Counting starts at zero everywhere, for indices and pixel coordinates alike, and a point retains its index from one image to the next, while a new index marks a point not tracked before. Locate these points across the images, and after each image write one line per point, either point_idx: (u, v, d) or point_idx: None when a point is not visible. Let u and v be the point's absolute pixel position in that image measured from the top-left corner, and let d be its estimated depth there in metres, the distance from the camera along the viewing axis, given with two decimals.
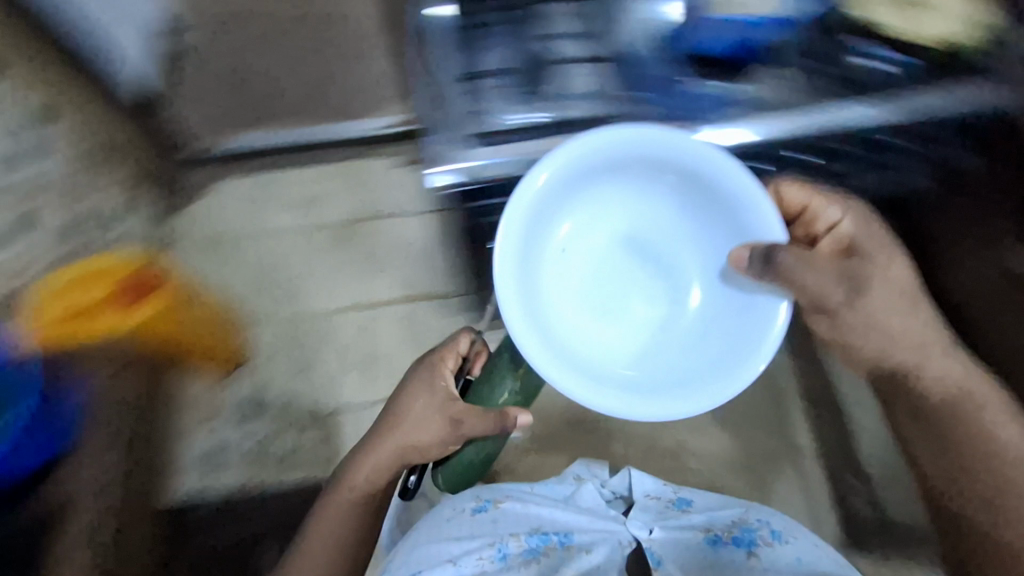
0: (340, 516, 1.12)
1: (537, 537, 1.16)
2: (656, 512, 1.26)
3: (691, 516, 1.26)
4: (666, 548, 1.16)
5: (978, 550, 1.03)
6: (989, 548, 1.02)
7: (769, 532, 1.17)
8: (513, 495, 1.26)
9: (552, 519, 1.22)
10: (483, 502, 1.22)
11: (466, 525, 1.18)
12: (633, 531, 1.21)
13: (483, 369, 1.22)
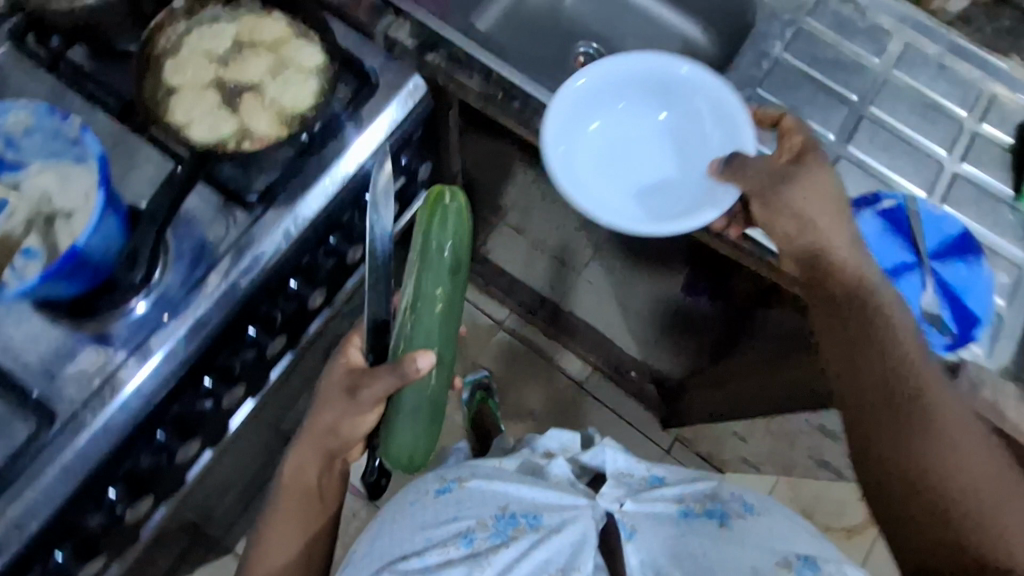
0: (280, 532, 0.94)
1: (506, 521, 0.89)
2: (618, 494, 0.95)
3: (675, 496, 0.96)
4: (636, 520, 0.90)
5: (880, 445, 0.79)
6: (885, 441, 0.78)
7: (745, 509, 0.92)
8: (482, 470, 0.99)
9: (519, 503, 0.92)
10: (449, 484, 0.97)
11: (429, 515, 0.91)
12: (600, 502, 0.93)
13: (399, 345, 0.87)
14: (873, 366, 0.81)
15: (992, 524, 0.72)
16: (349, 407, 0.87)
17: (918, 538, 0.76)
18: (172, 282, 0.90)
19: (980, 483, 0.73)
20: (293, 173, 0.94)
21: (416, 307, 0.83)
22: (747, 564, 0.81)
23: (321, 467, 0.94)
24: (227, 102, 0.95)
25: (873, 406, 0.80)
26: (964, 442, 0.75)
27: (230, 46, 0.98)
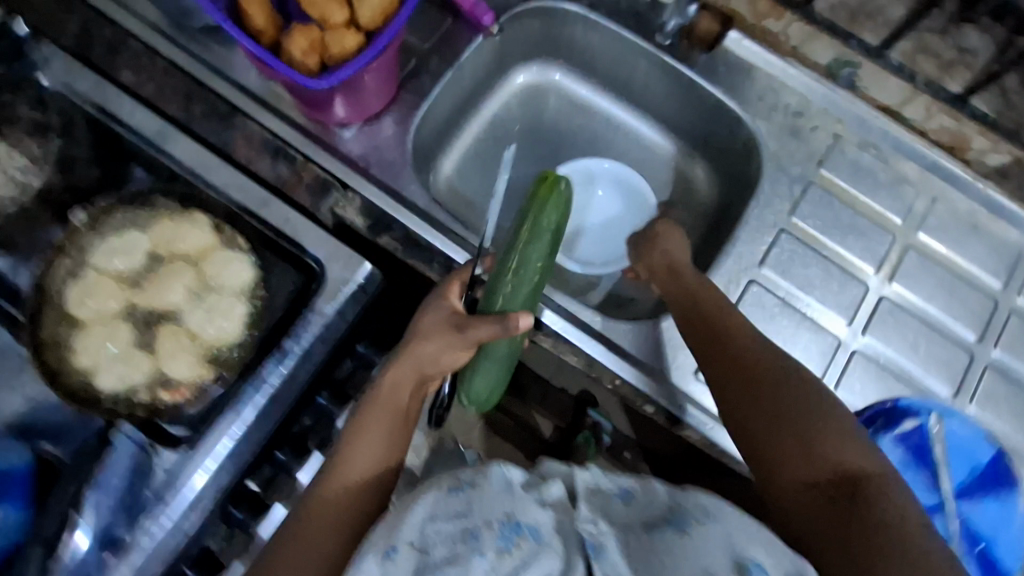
0: (369, 441, 0.59)
1: (509, 527, 0.47)
2: (598, 508, 0.50)
3: (635, 513, 0.50)
4: (625, 538, 0.47)
5: (760, 436, 0.55)
6: (773, 433, 0.55)
7: (706, 518, 0.48)
8: (489, 467, 0.52)
9: (526, 512, 0.48)
10: (462, 479, 0.52)
11: (444, 509, 0.49)
12: (579, 524, 0.48)
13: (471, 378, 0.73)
14: (734, 347, 0.60)
15: (866, 468, 0.52)
16: (453, 341, 0.61)
17: (817, 519, 0.51)
18: (127, 456, 0.59)
19: (829, 435, 0.53)
20: (235, 343, 0.62)
21: (519, 254, 0.61)
22: (700, 566, 0.44)
23: (399, 412, 0.61)
24: (137, 342, 0.62)
25: (758, 392, 0.57)
26: (808, 420, 0.54)
27: (145, 261, 0.63)
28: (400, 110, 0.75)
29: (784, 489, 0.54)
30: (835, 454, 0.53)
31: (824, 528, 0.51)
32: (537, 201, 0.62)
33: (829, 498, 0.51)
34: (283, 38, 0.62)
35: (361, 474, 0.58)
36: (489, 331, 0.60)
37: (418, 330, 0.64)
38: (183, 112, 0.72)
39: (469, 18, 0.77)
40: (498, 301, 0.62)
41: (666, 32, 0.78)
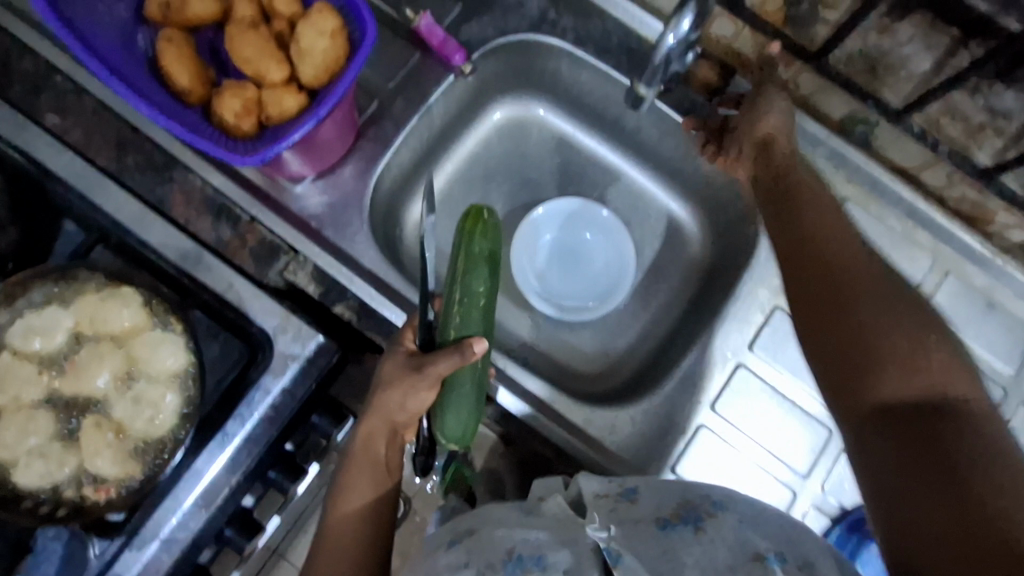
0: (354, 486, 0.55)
1: (512, 563, 0.46)
2: (607, 515, 0.49)
3: (647, 508, 0.50)
4: (634, 540, 0.46)
5: (825, 325, 0.49)
6: (848, 317, 0.48)
7: (716, 510, 0.48)
8: (492, 515, 0.52)
9: (531, 541, 0.47)
10: (462, 530, 0.53)
11: (445, 562, 0.49)
12: (590, 531, 0.46)
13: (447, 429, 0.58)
14: (825, 253, 0.52)
15: (956, 395, 0.44)
16: (416, 383, 0.54)
17: (889, 443, 0.43)
18: (58, 553, 0.54)
19: (921, 372, 0.44)
20: (168, 435, 0.58)
21: (463, 281, 0.55)
22: (722, 564, 0.43)
23: (379, 464, 0.56)
24: (58, 434, 0.56)
25: (842, 288, 0.49)
26: (903, 350, 0.45)
27: (68, 340, 0.58)
28: (359, 160, 0.68)
29: (845, 386, 0.47)
30: (924, 384, 0.44)
31: (919, 476, 0.41)
32: (465, 237, 0.56)
33: (916, 419, 0.43)
34: (213, 97, 0.54)
35: (356, 514, 0.55)
36: (449, 362, 0.52)
37: (381, 377, 0.57)
38: (114, 162, 0.65)
39: (438, 55, 0.68)
40: (450, 335, 0.55)
41: (641, 107, 0.64)
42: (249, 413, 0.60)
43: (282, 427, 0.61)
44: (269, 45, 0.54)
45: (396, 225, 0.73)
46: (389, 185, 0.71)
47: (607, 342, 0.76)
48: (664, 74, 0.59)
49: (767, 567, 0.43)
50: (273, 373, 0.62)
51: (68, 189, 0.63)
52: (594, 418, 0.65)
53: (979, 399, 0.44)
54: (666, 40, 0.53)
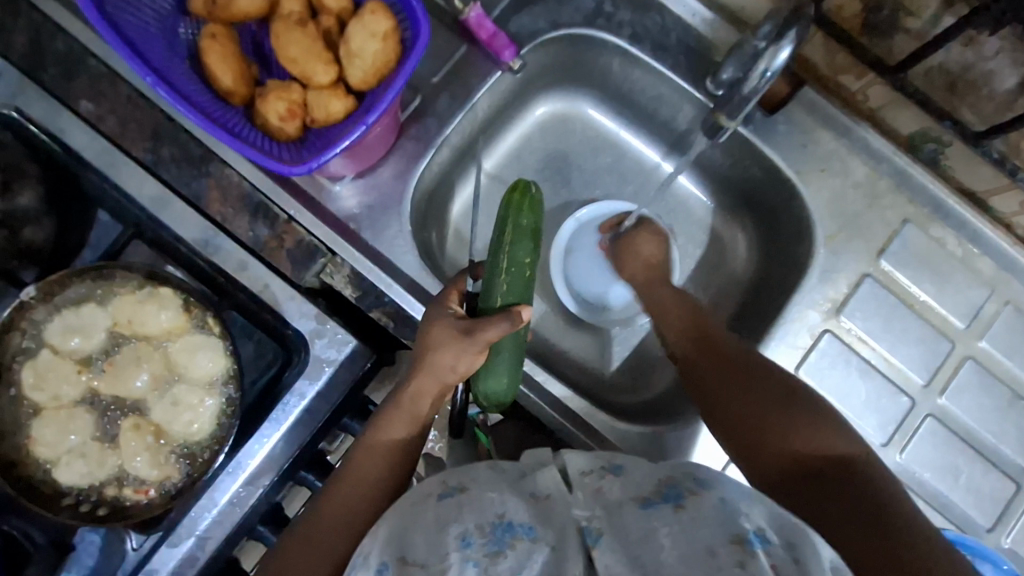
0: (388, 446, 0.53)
1: (501, 529, 0.42)
2: (592, 495, 0.45)
3: (632, 488, 0.45)
4: (622, 521, 0.42)
5: (733, 404, 0.54)
6: (742, 399, 0.54)
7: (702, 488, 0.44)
8: (479, 477, 0.48)
9: (521, 509, 0.43)
10: (450, 484, 0.47)
11: (433, 518, 0.44)
12: (575, 510, 0.44)
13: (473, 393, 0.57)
14: (706, 335, 0.59)
15: (841, 451, 0.49)
16: (465, 349, 0.51)
17: (803, 495, 0.48)
18: (98, 541, 0.60)
19: (804, 425, 0.50)
20: (204, 441, 0.58)
21: (510, 247, 0.53)
22: (701, 545, 0.39)
23: (417, 424, 0.54)
24: (98, 433, 0.57)
25: (735, 373, 0.55)
26: (772, 411, 0.52)
27: (106, 340, 0.58)
28: (399, 159, 0.65)
29: (758, 454, 0.51)
30: (821, 445, 0.50)
31: (842, 521, 0.45)
32: (511, 208, 0.55)
33: (818, 475, 0.48)
34: (258, 97, 0.53)
35: (386, 465, 0.52)
36: (498, 330, 0.50)
37: (428, 341, 0.53)
38: (149, 153, 0.62)
39: (486, 49, 0.64)
40: (495, 302, 0.53)
41: (719, 138, 0.63)
42: (284, 417, 0.59)
43: (315, 432, 0.61)
44: (316, 46, 0.52)
45: (433, 226, 0.71)
46: (429, 182, 0.68)
47: (646, 351, 0.74)
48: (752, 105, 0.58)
49: (748, 550, 0.38)
50: (309, 378, 0.60)
51: (104, 181, 0.61)
52: (629, 434, 0.63)
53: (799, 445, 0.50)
54: (765, 68, 0.53)
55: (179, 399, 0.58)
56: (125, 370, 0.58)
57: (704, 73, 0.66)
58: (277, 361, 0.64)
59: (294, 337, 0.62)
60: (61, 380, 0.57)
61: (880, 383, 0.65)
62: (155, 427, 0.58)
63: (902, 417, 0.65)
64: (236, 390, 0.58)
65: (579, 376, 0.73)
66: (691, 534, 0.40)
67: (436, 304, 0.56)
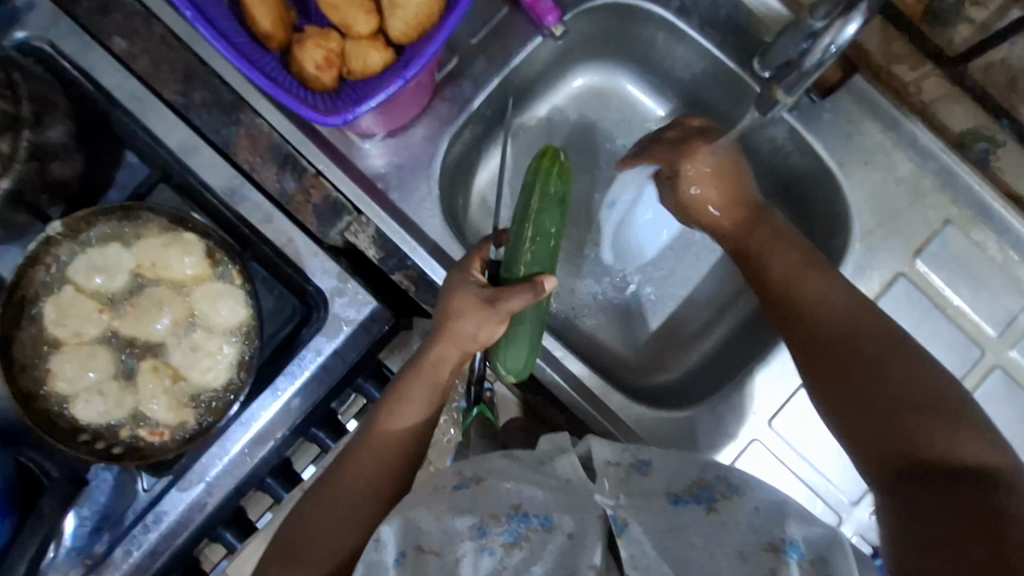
0: (408, 413, 0.52)
1: (517, 520, 0.42)
2: (618, 484, 0.44)
3: (659, 482, 0.45)
4: (642, 509, 0.42)
5: (837, 384, 0.50)
6: (843, 377, 0.49)
7: (733, 491, 0.43)
8: (498, 465, 0.48)
9: (536, 498, 0.43)
10: (465, 475, 0.47)
11: (448, 505, 0.44)
12: (598, 498, 0.43)
13: (495, 362, 0.56)
14: (806, 309, 0.53)
15: (971, 462, 0.43)
16: (489, 317, 0.51)
17: (918, 495, 0.44)
18: (111, 480, 0.61)
19: (934, 430, 0.45)
20: (220, 389, 0.58)
21: (536, 216, 0.52)
22: (732, 549, 0.39)
23: (437, 392, 0.53)
24: (117, 373, 0.58)
25: (835, 348, 0.50)
26: (874, 391, 0.48)
27: (130, 281, 0.58)
28: (431, 121, 0.63)
29: (869, 441, 0.47)
30: (949, 450, 0.44)
31: (952, 532, 0.40)
32: (539, 174, 0.52)
33: (937, 478, 0.44)
34: (295, 43, 0.52)
35: (405, 432, 0.52)
36: (523, 299, 0.49)
37: (449, 309, 0.52)
38: (180, 96, 0.61)
39: (530, 13, 0.62)
40: (518, 272, 0.52)
41: (771, 114, 0.60)
42: (299, 372, 0.59)
43: (329, 389, 0.60)
44: None
45: (459, 192, 0.69)
46: (460, 147, 0.66)
47: (666, 338, 0.72)
48: (811, 81, 0.54)
49: (782, 560, 0.38)
50: (327, 335, 0.60)
51: (132, 121, 0.61)
52: (647, 419, 0.62)
53: (903, 429, 0.46)
54: (831, 41, 0.49)
55: (199, 345, 0.57)
56: (146, 312, 0.58)
57: (752, 54, 0.63)
58: (296, 316, 0.63)
59: (315, 293, 0.61)
60: (83, 318, 0.57)
61: None
62: (172, 371, 0.58)
63: None
64: (253, 341, 0.58)
65: (596, 355, 0.71)
66: (714, 540, 0.40)
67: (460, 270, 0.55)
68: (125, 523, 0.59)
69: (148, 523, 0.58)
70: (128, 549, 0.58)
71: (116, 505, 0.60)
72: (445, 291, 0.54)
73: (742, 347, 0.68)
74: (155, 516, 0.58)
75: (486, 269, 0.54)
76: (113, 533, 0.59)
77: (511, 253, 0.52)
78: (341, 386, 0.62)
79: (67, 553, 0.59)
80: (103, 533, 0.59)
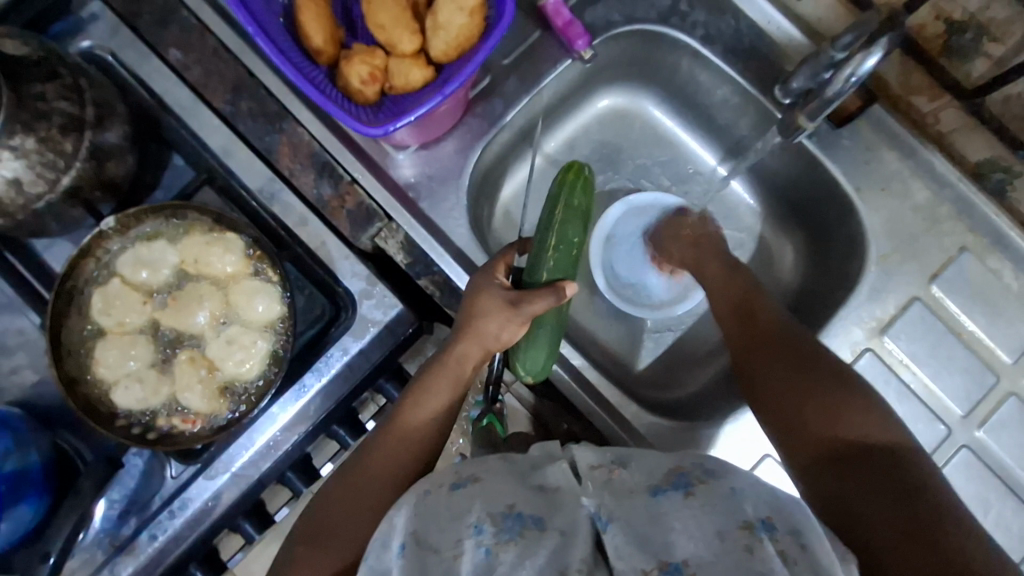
0: (427, 408, 0.54)
1: (511, 519, 0.43)
2: (601, 485, 0.45)
3: (638, 476, 0.46)
4: (623, 504, 0.43)
5: (776, 382, 0.52)
6: (782, 375, 0.52)
7: (710, 475, 0.45)
8: (490, 465, 0.49)
9: (529, 500, 0.44)
10: (464, 475, 0.48)
11: (446, 507, 0.45)
12: (582, 501, 0.44)
13: (514, 365, 0.59)
14: (752, 319, 0.58)
15: (881, 437, 0.47)
16: (511, 319, 0.53)
17: (845, 476, 0.45)
18: (140, 466, 0.63)
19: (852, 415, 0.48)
20: (252, 381, 0.60)
21: (560, 226, 0.54)
22: (711, 529, 0.41)
23: (457, 390, 0.55)
24: (155, 361, 0.61)
25: (778, 349, 0.54)
26: (808, 385, 0.51)
27: (172, 276, 0.62)
28: (462, 135, 0.66)
29: (799, 437, 0.49)
30: (863, 433, 0.47)
31: (879, 505, 0.42)
32: (564, 187, 0.55)
33: (857, 459, 0.46)
34: (342, 59, 0.55)
35: (422, 428, 0.54)
36: (546, 303, 0.51)
37: (473, 309, 0.54)
38: (228, 105, 0.65)
39: (561, 37, 0.65)
40: (540, 277, 0.54)
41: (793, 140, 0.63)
42: (326, 368, 0.62)
43: (354, 387, 0.63)
44: (405, 15, 0.55)
45: (485, 203, 0.72)
46: (488, 161, 0.69)
47: (680, 355, 0.74)
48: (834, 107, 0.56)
49: (755, 535, 0.40)
50: (354, 335, 0.63)
51: (182, 126, 0.65)
52: (660, 430, 0.64)
53: (831, 421, 0.48)
54: (851, 73, 0.52)
55: (232, 338, 0.60)
56: (184, 305, 0.61)
57: (773, 80, 0.65)
58: (326, 315, 0.66)
59: (344, 295, 0.64)
60: (127, 309, 0.60)
61: (917, 405, 0.64)
62: (207, 362, 0.60)
63: (935, 443, 0.63)
64: (282, 337, 0.61)
65: (611, 367, 0.73)
66: (696, 530, 0.41)
67: (484, 270, 0.57)
68: (151, 509, 0.62)
69: (175, 510, 0.61)
70: (155, 535, 0.61)
71: (143, 492, 0.63)
72: (471, 288, 0.56)
73: None
74: (179, 502, 0.61)
75: (510, 273, 0.56)
76: (139, 517, 0.62)
77: (536, 262, 0.54)
78: (365, 384, 0.64)
79: (95, 536, 0.61)
80: (131, 518, 0.62)
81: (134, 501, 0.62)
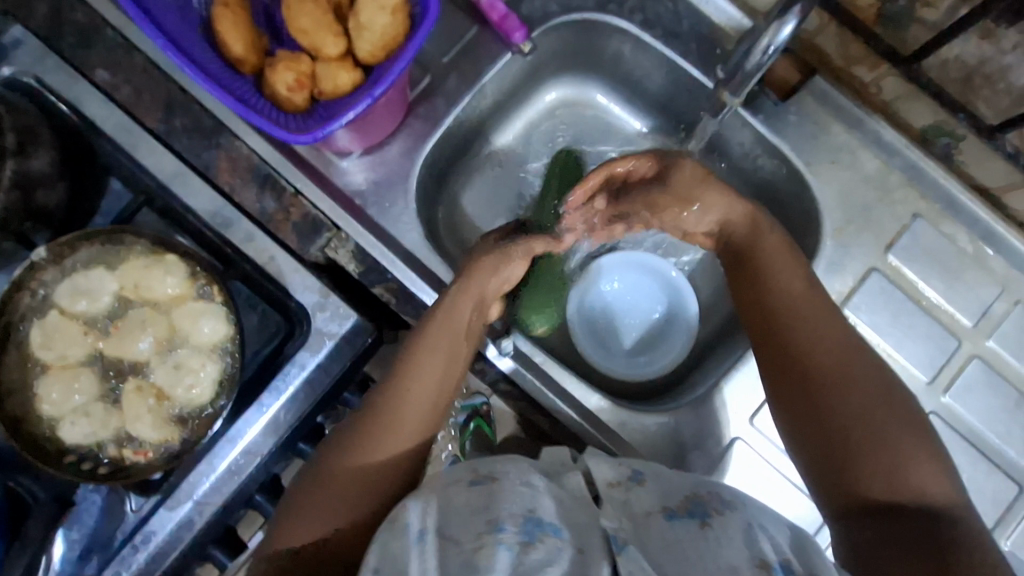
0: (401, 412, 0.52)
1: (532, 522, 0.40)
2: (618, 506, 0.43)
3: (656, 497, 0.44)
4: (643, 534, 0.41)
5: (826, 404, 0.47)
6: (832, 399, 0.47)
7: (726, 507, 0.43)
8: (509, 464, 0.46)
9: (552, 508, 0.42)
10: (481, 471, 0.45)
11: (466, 499, 0.42)
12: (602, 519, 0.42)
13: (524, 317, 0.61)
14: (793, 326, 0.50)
15: (927, 492, 0.44)
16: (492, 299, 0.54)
17: (885, 527, 0.43)
18: (99, 502, 0.61)
19: (905, 458, 0.44)
20: (205, 404, 0.58)
21: None
22: (726, 563, 0.39)
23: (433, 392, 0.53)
24: (102, 395, 0.59)
25: (825, 368, 0.48)
26: (862, 418, 0.46)
27: (113, 303, 0.59)
28: (407, 137, 0.65)
29: (842, 470, 0.46)
30: (915, 482, 0.44)
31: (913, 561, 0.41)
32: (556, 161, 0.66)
33: (904, 512, 0.43)
34: (266, 67, 0.53)
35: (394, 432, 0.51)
36: (542, 243, 0.58)
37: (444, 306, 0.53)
38: (162, 124, 0.63)
39: (497, 31, 0.64)
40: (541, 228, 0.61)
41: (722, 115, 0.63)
42: (284, 387, 0.60)
43: (315, 402, 0.61)
44: (327, 19, 0.53)
45: (438, 205, 0.71)
46: (436, 163, 0.68)
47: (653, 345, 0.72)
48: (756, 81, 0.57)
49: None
50: (310, 349, 0.61)
51: (116, 149, 0.63)
52: (630, 423, 0.63)
53: (879, 462, 0.44)
54: (768, 43, 0.52)
55: (181, 362, 0.58)
56: (128, 333, 0.59)
57: (715, 61, 0.65)
58: (282, 331, 0.64)
59: (297, 308, 0.62)
60: (68, 341, 0.58)
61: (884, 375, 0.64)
62: (156, 391, 0.59)
63: None
64: (234, 357, 0.59)
65: (581, 362, 0.72)
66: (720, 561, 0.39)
67: (473, 272, 0.55)
68: (112, 546, 0.60)
69: (137, 547, 0.58)
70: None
71: (102, 530, 0.60)
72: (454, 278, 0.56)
73: (721, 350, 0.69)
74: (138, 539, 0.58)
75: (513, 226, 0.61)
76: (99, 556, 0.60)
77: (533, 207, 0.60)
78: (327, 398, 0.63)
79: None
80: (91, 559, 0.60)
81: (93, 539, 0.60)
